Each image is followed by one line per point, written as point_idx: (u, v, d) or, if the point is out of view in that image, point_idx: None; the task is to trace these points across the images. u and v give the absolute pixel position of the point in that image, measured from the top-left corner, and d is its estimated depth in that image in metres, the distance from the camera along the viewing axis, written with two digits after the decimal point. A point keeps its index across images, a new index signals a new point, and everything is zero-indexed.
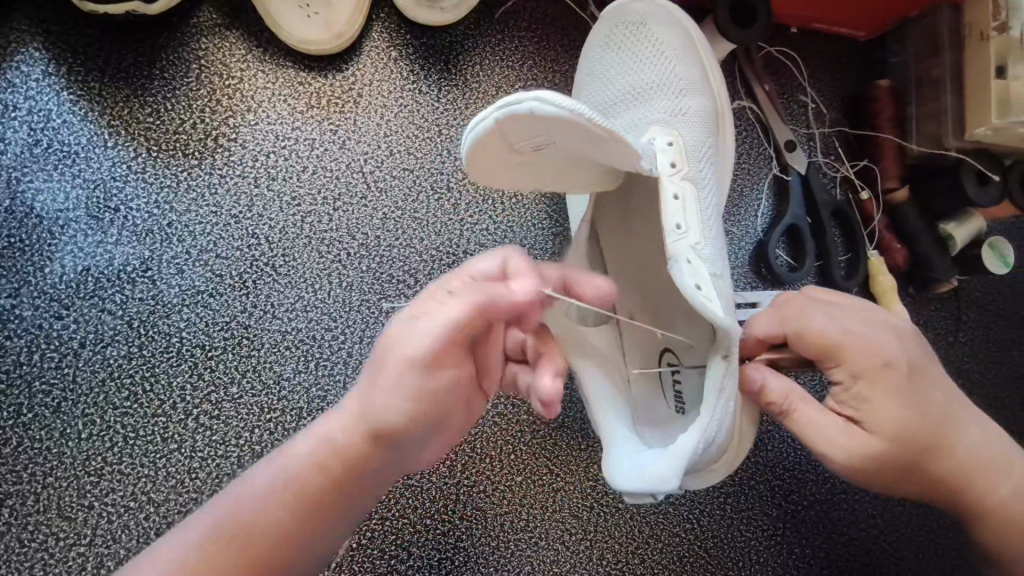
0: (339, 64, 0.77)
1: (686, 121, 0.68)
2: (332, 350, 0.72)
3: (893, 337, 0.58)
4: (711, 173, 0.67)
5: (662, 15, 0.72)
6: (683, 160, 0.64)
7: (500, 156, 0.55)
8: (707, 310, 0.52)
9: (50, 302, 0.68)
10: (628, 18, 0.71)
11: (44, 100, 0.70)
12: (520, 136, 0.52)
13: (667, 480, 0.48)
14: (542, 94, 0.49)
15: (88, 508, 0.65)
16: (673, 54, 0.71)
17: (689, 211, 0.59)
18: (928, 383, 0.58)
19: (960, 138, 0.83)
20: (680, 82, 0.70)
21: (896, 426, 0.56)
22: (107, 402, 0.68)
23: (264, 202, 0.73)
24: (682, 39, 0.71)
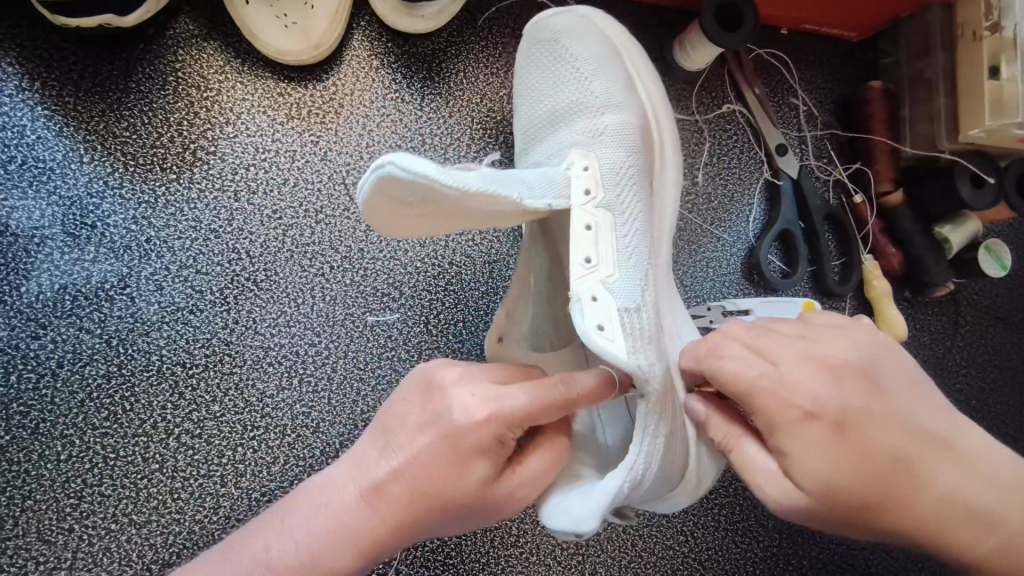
0: (319, 74, 0.75)
1: (605, 141, 0.65)
2: (316, 365, 0.71)
3: (819, 378, 0.49)
4: (635, 196, 0.63)
5: (580, 27, 0.70)
6: (599, 185, 0.61)
7: (392, 223, 0.53)
8: (609, 354, 0.51)
9: (26, 322, 0.66)
10: (544, 36, 0.70)
11: (18, 116, 0.68)
12: (396, 207, 0.50)
13: (581, 523, 0.47)
14: (393, 158, 0.46)
15: (67, 531, 0.64)
16: (592, 70, 0.68)
17: (601, 242, 0.57)
18: (876, 427, 0.48)
19: (953, 141, 0.81)
20: (598, 100, 0.67)
21: (822, 482, 0.47)
22: (86, 423, 0.66)
23: (244, 216, 0.72)
24: (598, 55, 0.69)
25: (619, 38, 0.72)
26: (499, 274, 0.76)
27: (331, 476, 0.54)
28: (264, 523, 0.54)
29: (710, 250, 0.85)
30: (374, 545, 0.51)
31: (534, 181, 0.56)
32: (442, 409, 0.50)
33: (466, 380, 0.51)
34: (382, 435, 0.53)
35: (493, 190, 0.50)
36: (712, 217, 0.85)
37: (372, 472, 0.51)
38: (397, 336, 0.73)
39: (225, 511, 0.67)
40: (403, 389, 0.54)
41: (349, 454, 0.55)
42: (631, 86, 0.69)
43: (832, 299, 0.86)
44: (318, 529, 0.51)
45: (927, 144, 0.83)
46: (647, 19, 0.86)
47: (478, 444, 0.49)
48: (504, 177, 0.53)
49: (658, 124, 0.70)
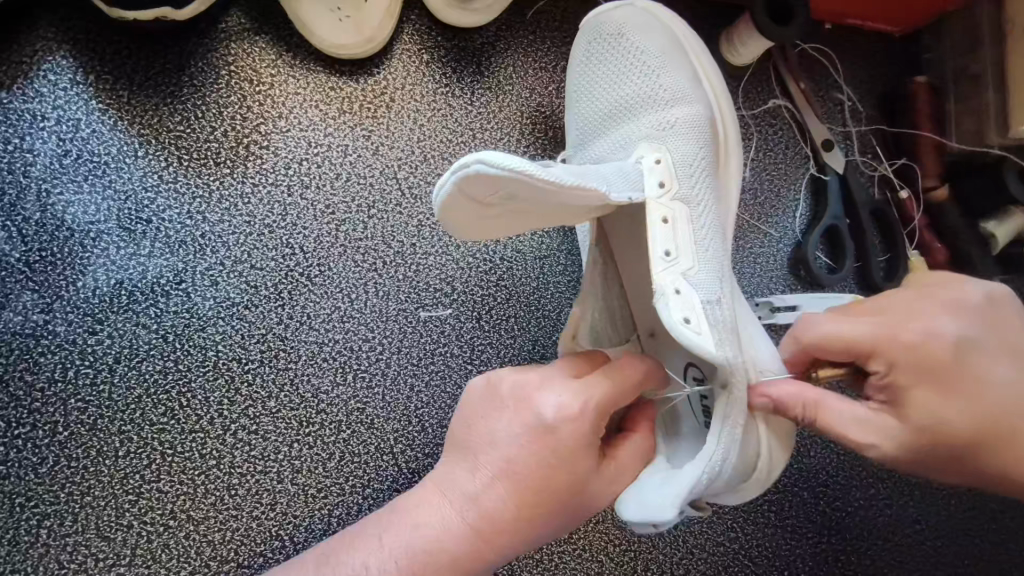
0: (370, 68, 0.75)
1: (675, 133, 0.65)
2: (370, 362, 0.71)
3: (930, 319, 0.51)
4: (705, 190, 0.63)
5: (645, 21, 0.70)
6: (673, 178, 0.61)
7: (480, 220, 0.53)
8: (696, 346, 0.51)
9: (83, 317, 0.66)
10: (606, 30, 0.70)
11: (72, 110, 0.68)
12: (481, 204, 0.51)
13: (665, 512, 0.49)
14: (484, 155, 0.47)
15: (127, 528, 0.64)
16: (656, 60, 0.68)
17: (679, 233, 0.57)
18: (984, 359, 0.51)
19: (1002, 135, 0.81)
20: (665, 92, 0.67)
21: (930, 416, 0.50)
22: (143, 418, 0.66)
23: (298, 211, 0.71)
24: (663, 50, 0.69)
25: (680, 31, 0.71)
26: (551, 269, 0.75)
27: (425, 494, 0.56)
28: (365, 529, 0.56)
29: (757, 246, 0.84)
30: (479, 557, 0.53)
31: (612, 177, 0.56)
32: (532, 416, 0.53)
33: (548, 382, 0.54)
34: (469, 446, 0.55)
35: (580, 184, 0.50)
36: (758, 212, 0.85)
37: (468, 487, 0.54)
38: (451, 332, 0.72)
39: (282, 508, 0.67)
40: (478, 399, 0.56)
41: (437, 471, 0.57)
42: (697, 82, 0.69)
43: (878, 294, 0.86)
44: (419, 546, 0.53)
45: (974, 139, 0.84)
46: (692, 13, 0.85)
47: (573, 438, 0.52)
48: (584, 174, 0.53)
49: (722, 120, 0.70)
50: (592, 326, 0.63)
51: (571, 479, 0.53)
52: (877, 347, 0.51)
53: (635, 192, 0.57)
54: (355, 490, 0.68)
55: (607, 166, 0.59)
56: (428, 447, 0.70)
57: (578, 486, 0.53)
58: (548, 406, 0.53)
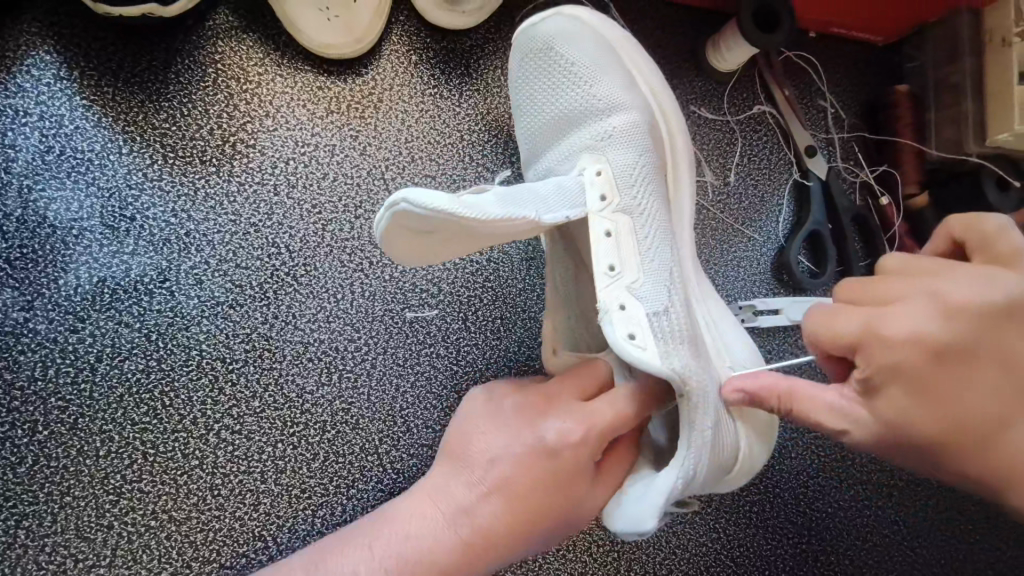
0: (358, 68, 0.75)
1: (615, 142, 0.64)
2: (355, 361, 0.70)
3: (927, 312, 0.47)
4: (651, 195, 0.62)
5: (579, 28, 0.68)
6: (614, 189, 0.61)
7: (423, 251, 0.54)
8: (641, 363, 0.52)
9: (65, 315, 0.65)
10: (535, 44, 0.68)
11: (56, 105, 0.67)
12: (417, 238, 0.52)
13: (645, 520, 0.50)
14: (405, 193, 0.48)
15: (107, 528, 0.63)
16: (591, 68, 0.67)
17: (624, 246, 0.58)
18: (973, 370, 0.47)
19: (980, 144, 0.83)
20: (603, 100, 0.66)
21: (899, 413, 0.47)
22: (126, 418, 0.65)
23: (284, 210, 0.71)
24: (597, 57, 0.68)
25: (613, 34, 0.70)
26: (538, 270, 0.75)
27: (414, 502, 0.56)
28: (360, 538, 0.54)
29: (741, 250, 0.85)
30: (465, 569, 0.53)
31: (548, 194, 0.56)
32: (535, 436, 0.56)
33: (554, 406, 0.57)
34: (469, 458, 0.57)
35: (501, 215, 0.50)
36: (743, 217, 0.86)
37: (464, 499, 0.55)
38: (436, 332, 0.73)
39: (265, 509, 0.66)
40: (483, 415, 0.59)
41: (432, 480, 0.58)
42: (634, 85, 0.68)
43: None
44: (408, 554, 0.53)
45: (952, 147, 0.85)
46: (680, 18, 0.86)
47: (573, 462, 0.55)
48: (520, 196, 0.54)
49: (666, 122, 0.70)
50: (572, 332, 0.64)
51: (563, 499, 0.54)
52: (857, 343, 0.48)
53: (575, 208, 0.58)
54: (339, 491, 0.68)
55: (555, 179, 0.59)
56: (414, 447, 0.70)
57: (571, 508, 0.55)
58: (553, 426, 0.56)
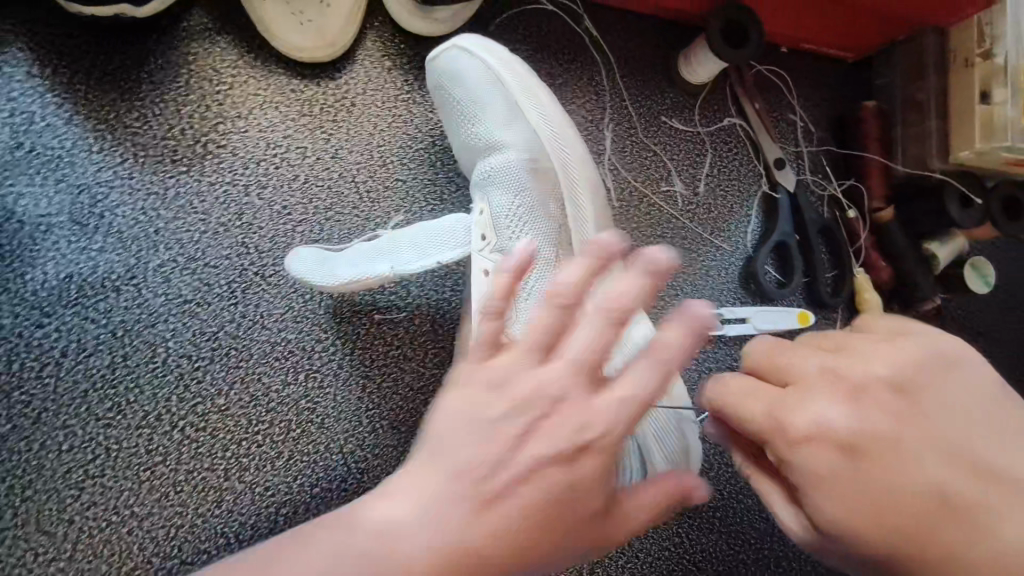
0: (332, 72, 0.76)
1: (496, 181, 0.67)
2: (322, 361, 0.71)
3: (834, 399, 0.44)
4: (531, 231, 0.65)
5: (466, 67, 0.69)
6: (493, 229, 0.65)
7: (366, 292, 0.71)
8: None
9: (31, 310, 0.66)
10: (434, 87, 0.71)
11: (28, 102, 0.68)
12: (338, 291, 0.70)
13: None
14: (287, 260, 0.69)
15: (67, 522, 0.63)
16: (476, 105, 0.69)
17: (497, 285, 0.63)
18: (900, 458, 0.42)
19: (944, 161, 0.85)
20: (490, 137, 0.68)
21: (831, 516, 0.44)
22: (89, 413, 0.66)
23: (254, 210, 0.72)
24: (482, 93, 0.68)
25: (497, 64, 0.69)
26: None
27: (498, 452, 0.43)
28: (290, 540, 0.42)
29: (709, 259, 0.86)
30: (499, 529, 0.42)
31: (425, 240, 0.67)
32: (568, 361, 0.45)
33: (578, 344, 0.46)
34: (582, 471, 0.44)
35: (355, 275, 0.66)
36: (712, 227, 0.87)
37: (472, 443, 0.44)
38: (403, 335, 0.74)
39: (228, 505, 0.67)
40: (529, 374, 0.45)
41: (499, 549, 0.42)
42: (518, 114, 0.68)
43: (825, 311, 0.89)
44: (438, 518, 0.41)
45: (918, 164, 0.88)
46: (654, 31, 0.88)
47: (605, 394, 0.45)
48: (390, 246, 0.67)
49: (561, 142, 0.68)
50: None
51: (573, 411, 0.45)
52: (765, 439, 0.46)
53: (454, 247, 0.66)
54: (303, 489, 0.68)
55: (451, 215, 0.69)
56: (379, 447, 0.71)
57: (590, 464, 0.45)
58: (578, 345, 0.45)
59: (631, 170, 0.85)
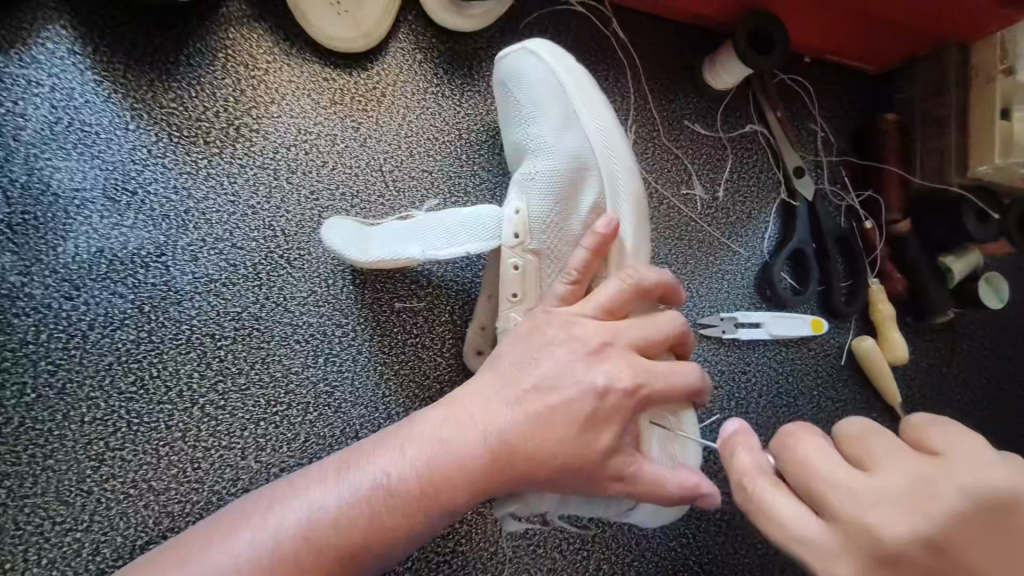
0: (364, 62, 0.77)
1: (535, 184, 0.66)
2: (342, 346, 0.72)
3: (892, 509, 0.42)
4: (563, 230, 0.66)
5: (527, 68, 0.69)
6: (529, 229, 0.64)
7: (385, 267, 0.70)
8: None
9: (61, 282, 0.66)
10: (497, 80, 0.71)
11: (68, 79, 0.69)
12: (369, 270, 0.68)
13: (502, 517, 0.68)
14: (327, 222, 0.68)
15: (86, 493, 0.64)
16: (534, 107, 0.68)
17: (527, 279, 0.64)
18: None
19: (962, 175, 0.86)
20: (542, 140, 0.67)
21: None
22: (113, 386, 0.66)
23: (282, 194, 0.73)
24: (540, 96, 0.68)
25: (565, 73, 0.69)
26: None
27: (560, 379, 0.54)
28: (378, 439, 0.52)
29: (726, 263, 0.87)
30: (504, 462, 0.51)
31: (455, 227, 0.65)
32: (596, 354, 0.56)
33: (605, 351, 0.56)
34: (619, 408, 0.54)
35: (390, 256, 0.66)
36: (729, 232, 0.88)
37: (492, 405, 0.53)
38: (423, 324, 0.75)
39: (244, 484, 0.68)
40: (601, 330, 0.57)
41: (544, 455, 0.52)
42: (572, 121, 0.67)
43: (839, 320, 0.89)
44: (442, 453, 0.50)
45: (935, 177, 0.89)
46: (680, 36, 0.89)
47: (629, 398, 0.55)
48: (420, 228, 0.66)
49: (610, 151, 0.67)
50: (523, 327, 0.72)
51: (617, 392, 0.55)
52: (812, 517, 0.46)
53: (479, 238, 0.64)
54: None
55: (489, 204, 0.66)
56: None
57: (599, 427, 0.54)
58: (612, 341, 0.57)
59: (653, 172, 0.86)
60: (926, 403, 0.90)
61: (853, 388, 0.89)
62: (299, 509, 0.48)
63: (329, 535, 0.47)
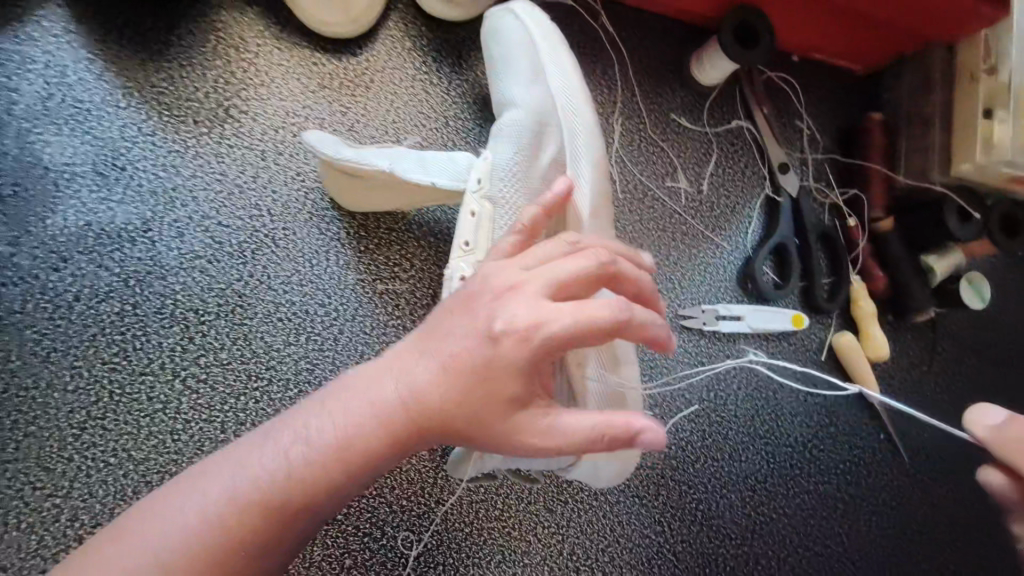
0: (354, 49, 0.79)
1: (500, 139, 0.68)
2: (324, 326, 0.73)
3: None
4: (524, 185, 0.66)
5: (505, 26, 0.71)
6: (489, 179, 0.66)
7: (371, 198, 0.72)
8: None
9: (48, 254, 0.68)
10: (484, 39, 0.74)
11: (62, 56, 0.70)
12: (338, 181, 0.71)
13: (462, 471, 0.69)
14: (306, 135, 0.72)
15: (67, 460, 0.65)
16: (509, 65, 0.71)
17: (482, 226, 0.64)
18: None
19: (945, 174, 0.87)
20: (514, 98, 0.70)
21: None
22: (97, 356, 0.67)
23: (270, 174, 0.74)
24: (515, 53, 0.70)
25: (542, 30, 0.70)
26: None
27: (460, 327, 0.46)
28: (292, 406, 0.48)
29: (708, 255, 0.88)
30: (422, 415, 0.45)
31: (430, 158, 0.70)
32: (511, 290, 0.46)
33: (523, 284, 0.46)
34: (521, 356, 0.44)
35: (357, 159, 0.68)
36: (714, 226, 0.89)
37: (407, 357, 0.47)
38: (404, 306, 0.76)
39: None
40: (511, 274, 0.47)
41: (450, 409, 0.45)
42: (541, 77, 0.69)
43: (821, 315, 0.90)
44: (353, 410, 0.45)
45: (918, 175, 0.90)
46: (668, 32, 0.90)
47: (541, 339, 0.44)
48: (397, 154, 0.70)
49: (571, 107, 0.68)
50: None
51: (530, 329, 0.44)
52: None
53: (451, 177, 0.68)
54: None
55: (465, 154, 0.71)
56: None
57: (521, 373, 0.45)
58: (533, 275, 0.47)
59: (638, 164, 0.87)
60: (905, 400, 0.91)
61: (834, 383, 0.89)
62: (213, 487, 0.44)
63: (247, 509, 0.43)
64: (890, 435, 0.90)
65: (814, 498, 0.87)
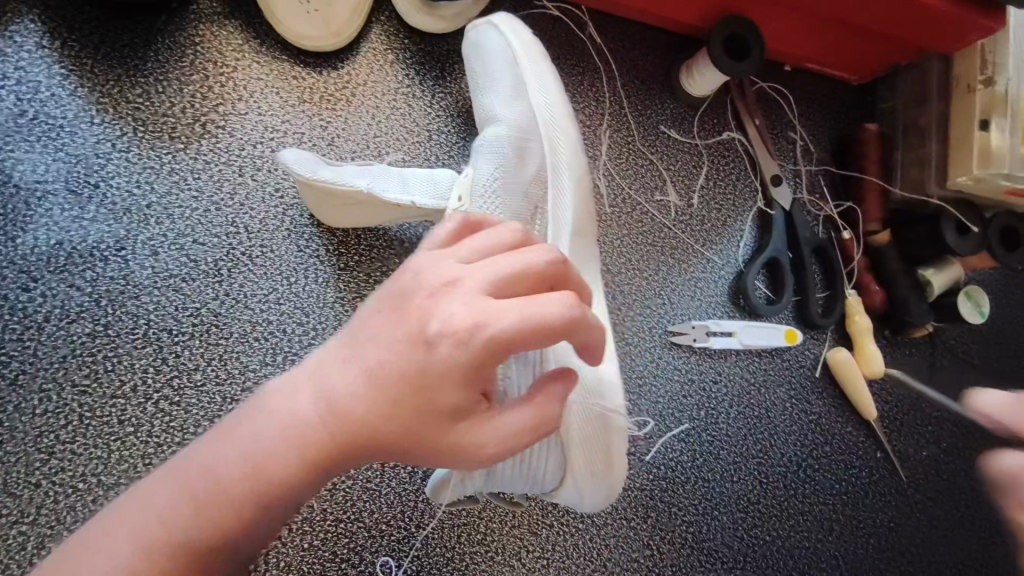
0: (335, 63, 0.77)
1: (482, 153, 0.66)
2: (302, 345, 0.72)
3: None
4: (504, 202, 0.64)
5: (486, 39, 0.69)
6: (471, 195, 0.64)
7: (350, 217, 0.70)
8: None
9: (19, 274, 0.66)
10: (465, 52, 0.72)
11: (34, 72, 0.69)
12: (316, 201, 0.69)
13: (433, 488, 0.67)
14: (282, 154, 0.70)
15: (34, 486, 0.63)
16: (491, 79, 0.69)
17: None
18: None
19: (942, 185, 0.85)
20: (497, 112, 0.68)
21: None
22: (67, 378, 0.66)
23: (247, 191, 0.73)
24: (496, 67, 0.69)
25: (523, 44, 0.69)
26: None
27: (392, 334, 0.42)
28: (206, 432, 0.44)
29: (698, 270, 0.86)
30: (349, 436, 0.42)
31: (411, 178, 0.69)
32: (449, 291, 0.42)
33: (462, 284, 0.42)
34: (458, 361, 0.40)
35: (334, 179, 0.67)
36: (705, 240, 0.87)
37: (333, 372, 0.43)
38: None
39: None
40: (449, 269, 0.43)
41: (387, 424, 0.42)
42: (522, 92, 0.68)
43: (815, 331, 0.88)
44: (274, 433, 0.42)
45: (915, 189, 0.88)
46: (657, 43, 0.89)
47: (479, 342, 0.40)
48: (377, 173, 0.69)
49: (556, 124, 0.67)
50: None
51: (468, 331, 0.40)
52: None
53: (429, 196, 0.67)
54: None
55: (445, 172, 0.70)
56: None
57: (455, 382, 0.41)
58: (473, 274, 0.42)
59: (627, 178, 0.85)
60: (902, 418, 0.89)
61: (829, 401, 0.87)
62: (124, 535, 0.39)
63: (159, 552, 0.39)
64: (887, 454, 0.88)
65: (808, 519, 0.84)
